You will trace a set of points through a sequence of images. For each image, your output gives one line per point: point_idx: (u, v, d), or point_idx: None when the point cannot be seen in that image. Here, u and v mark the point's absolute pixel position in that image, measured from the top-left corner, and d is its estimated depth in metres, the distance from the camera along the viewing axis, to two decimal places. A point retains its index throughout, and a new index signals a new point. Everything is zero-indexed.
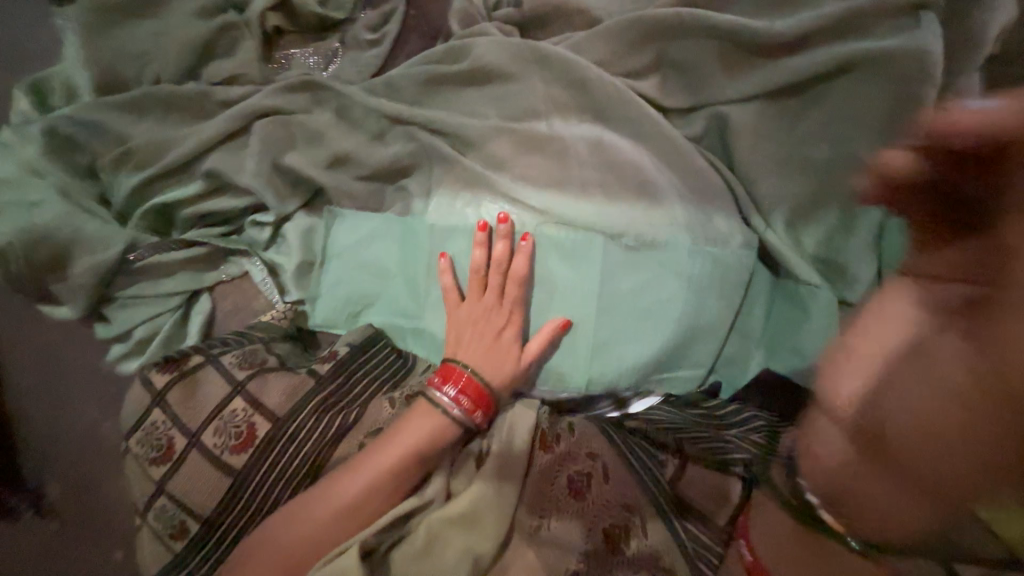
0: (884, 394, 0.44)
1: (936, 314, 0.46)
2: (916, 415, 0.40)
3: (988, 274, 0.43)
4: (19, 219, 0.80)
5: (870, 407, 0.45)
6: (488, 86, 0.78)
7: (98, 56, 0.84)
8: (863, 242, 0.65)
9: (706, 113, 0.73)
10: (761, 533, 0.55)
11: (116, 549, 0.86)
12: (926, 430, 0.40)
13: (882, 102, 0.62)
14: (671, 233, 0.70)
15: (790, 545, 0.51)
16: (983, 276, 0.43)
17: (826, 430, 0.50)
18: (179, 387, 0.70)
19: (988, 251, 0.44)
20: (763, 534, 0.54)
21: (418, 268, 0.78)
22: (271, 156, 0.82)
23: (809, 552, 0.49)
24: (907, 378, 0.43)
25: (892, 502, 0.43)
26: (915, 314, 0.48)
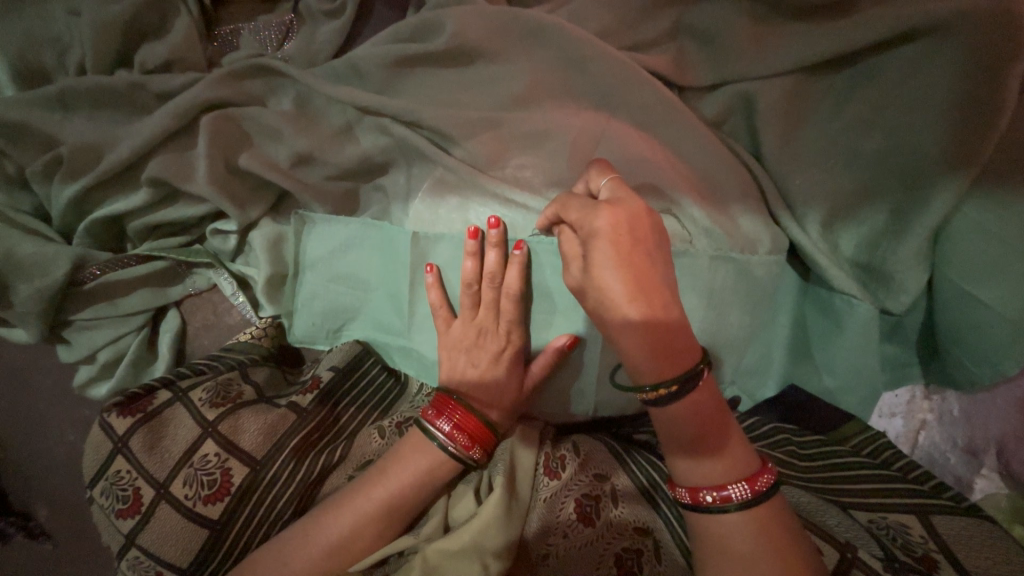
0: (659, 322, 0.50)
1: (631, 280, 0.50)
2: (658, 327, 0.50)
3: (625, 242, 0.51)
4: None
5: (676, 324, 0.51)
6: (468, 67, 0.66)
7: (6, 44, 0.71)
8: (914, 248, 0.56)
9: (727, 93, 0.62)
10: (695, 478, 0.50)
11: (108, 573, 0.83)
12: (674, 333, 0.50)
13: (950, 79, 0.52)
14: (688, 240, 0.61)
15: (707, 470, 0.50)
16: (625, 237, 0.51)
17: (693, 357, 0.51)
18: (142, 430, 0.60)
19: (625, 227, 0.51)
20: (685, 458, 0.51)
21: (400, 282, 0.69)
22: (225, 158, 0.72)
23: (713, 428, 0.50)
24: (640, 311, 0.50)
25: (657, 373, 0.50)
26: (632, 282, 0.50)
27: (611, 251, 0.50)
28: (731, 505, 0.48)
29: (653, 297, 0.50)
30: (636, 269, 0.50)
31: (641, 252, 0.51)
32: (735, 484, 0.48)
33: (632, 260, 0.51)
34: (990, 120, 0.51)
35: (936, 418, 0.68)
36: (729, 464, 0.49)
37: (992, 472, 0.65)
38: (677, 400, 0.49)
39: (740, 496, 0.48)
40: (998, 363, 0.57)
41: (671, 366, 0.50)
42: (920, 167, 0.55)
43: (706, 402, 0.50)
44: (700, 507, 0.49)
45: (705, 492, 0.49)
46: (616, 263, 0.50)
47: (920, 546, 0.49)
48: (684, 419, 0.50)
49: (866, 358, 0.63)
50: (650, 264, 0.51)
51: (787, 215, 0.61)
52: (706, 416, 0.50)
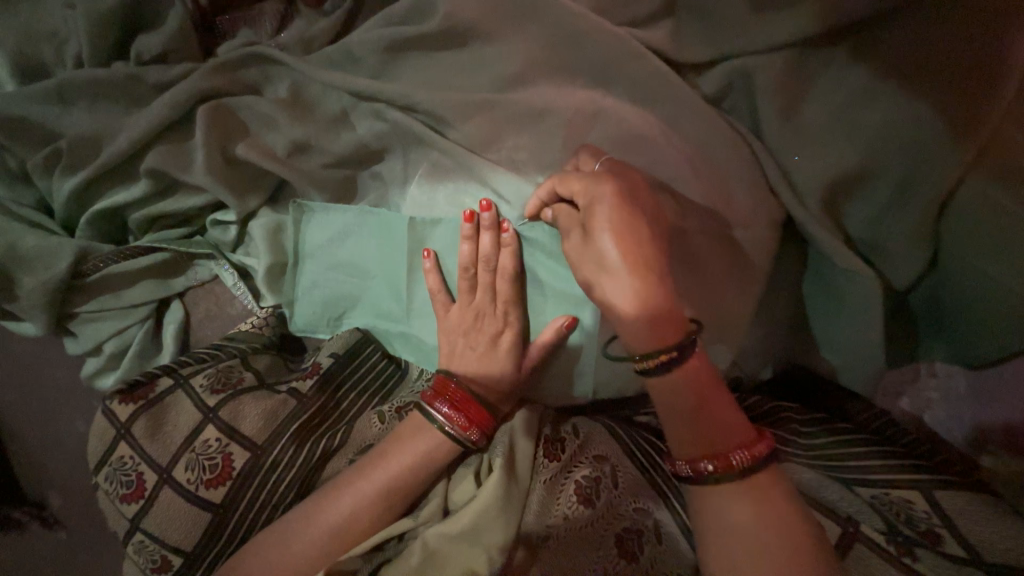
0: (656, 288, 0.50)
1: (630, 245, 0.51)
2: (657, 294, 0.50)
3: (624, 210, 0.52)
4: None
5: (672, 292, 0.51)
6: (461, 47, 0.65)
7: (6, 40, 0.72)
8: (913, 224, 0.56)
9: (725, 70, 0.61)
10: (694, 448, 0.50)
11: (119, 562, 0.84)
12: (670, 302, 0.51)
13: (953, 48, 0.51)
14: (684, 222, 0.60)
15: (706, 439, 0.49)
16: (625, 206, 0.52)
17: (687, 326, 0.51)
18: (144, 416, 0.61)
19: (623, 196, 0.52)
20: (685, 431, 0.50)
21: (398, 269, 0.69)
22: (222, 147, 0.72)
23: (710, 396, 0.50)
24: (638, 277, 0.50)
25: (654, 340, 0.50)
26: (630, 247, 0.51)
27: (611, 215, 0.51)
28: (733, 474, 0.48)
29: (650, 263, 0.51)
30: (635, 235, 0.51)
31: (639, 221, 0.52)
32: (737, 453, 0.48)
33: (631, 227, 0.51)
34: (993, 89, 0.50)
35: (942, 396, 0.67)
36: (728, 432, 0.49)
37: (998, 449, 0.63)
38: (676, 367, 0.49)
39: (742, 463, 0.48)
40: (1002, 339, 0.57)
41: (668, 333, 0.50)
42: (925, 136, 0.53)
43: (702, 370, 0.50)
44: (700, 478, 0.49)
45: (706, 462, 0.49)
46: (616, 227, 0.51)
47: (923, 521, 0.49)
48: (684, 388, 0.49)
49: (874, 339, 0.61)
50: (647, 234, 0.52)
51: (787, 191, 0.60)
52: (704, 384, 0.50)
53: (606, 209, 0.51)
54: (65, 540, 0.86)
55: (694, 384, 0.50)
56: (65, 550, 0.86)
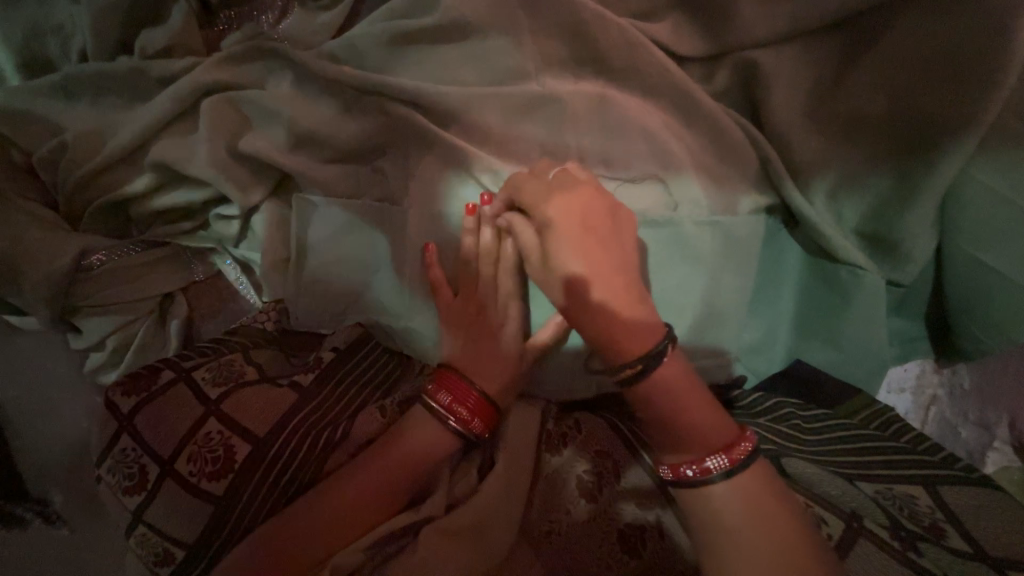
0: (618, 304, 0.51)
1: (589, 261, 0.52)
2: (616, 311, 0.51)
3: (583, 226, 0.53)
4: None
5: (636, 306, 0.52)
6: (463, 40, 0.64)
7: (16, 35, 0.73)
8: (919, 214, 0.56)
9: (729, 65, 0.61)
10: (668, 454, 0.50)
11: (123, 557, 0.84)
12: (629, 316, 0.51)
13: (951, 42, 0.51)
14: (665, 211, 0.61)
15: (679, 445, 0.50)
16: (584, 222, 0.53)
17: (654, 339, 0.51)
18: (148, 408, 0.61)
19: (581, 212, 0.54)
20: (661, 438, 0.51)
21: (399, 262, 0.69)
22: (226, 140, 0.72)
23: (684, 402, 0.50)
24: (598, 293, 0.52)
25: (623, 353, 0.51)
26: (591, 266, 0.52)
27: (570, 233, 0.53)
28: (710, 477, 0.48)
29: (609, 278, 0.52)
30: (592, 250, 0.53)
31: (594, 237, 0.53)
32: (713, 457, 0.48)
33: (586, 241, 0.53)
34: (989, 81, 0.50)
35: (947, 393, 0.66)
36: (702, 437, 0.49)
37: (1005, 445, 0.63)
38: (646, 377, 0.50)
39: (719, 468, 0.47)
40: (1006, 332, 0.56)
41: (633, 343, 0.50)
42: (924, 122, 0.53)
43: (674, 376, 0.50)
44: (683, 481, 0.49)
45: (685, 466, 0.49)
46: (572, 247, 0.52)
47: (927, 516, 0.49)
48: (653, 396, 0.50)
49: (870, 332, 0.61)
50: (603, 247, 0.53)
51: (792, 183, 0.60)
52: (677, 392, 0.50)
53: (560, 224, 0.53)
54: (68, 535, 0.85)
55: (662, 397, 0.50)
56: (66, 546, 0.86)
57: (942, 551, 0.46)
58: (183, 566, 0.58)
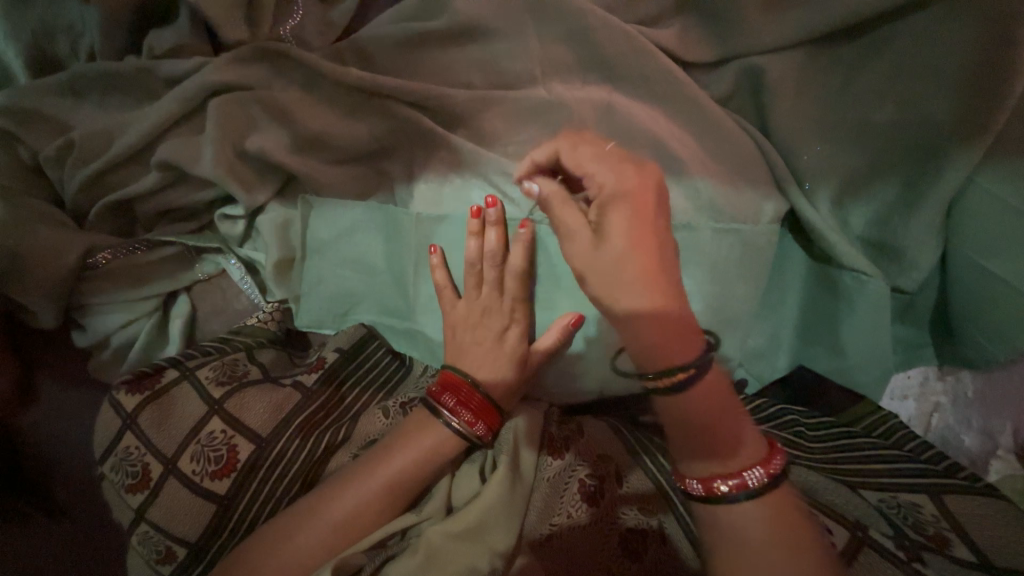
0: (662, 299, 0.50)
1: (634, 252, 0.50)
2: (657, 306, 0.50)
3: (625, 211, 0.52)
4: None
5: (680, 305, 0.51)
6: (472, 43, 0.65)
7: (24, 33, 0.73)
8: (926, 220, 0.56)
9: (735, 68, 0.61)
10: (702, 470, 0.49)
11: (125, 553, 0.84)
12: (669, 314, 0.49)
13: (961, 50, 0.51)
14: (691, 215, 0.60)
15: (714, 459, 0.48)
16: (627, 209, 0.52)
17: (696, 343, 0.49)
18: (151, 407, 0.61)
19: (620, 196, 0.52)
20: (696, 451, 0.49)
21: (404, 264, 0.70)
22: (232, 141, 0.72)
23: (722, 413, 0.49)
24: (639, 282, 0.50)
25: (661, 360, 0.49)
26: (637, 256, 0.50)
27: (610, 227, 0.51)
28: (747, 494, 0.46)
29: (656, 274, 0.50)
30: (640, 241, 0.51)
31: (647, 229, 0.52)
32: (749, 471, 0.47)
33: (639, 232, 0.51)
34: (999, 89, 0.50)
35: (951, 400, 0.65)
36: (739, 450, 0.48)
37: (1008, 454, 0.61)
38: (687, 387, 0.48)
39: (757, 482, 0.46)
40: (1010, 340, 0.56)
41: (677, 352, 0.49)
42: (934, 130, 0.53)
43: (715, 389, 0.49)
44: (713, 496, 0.47)
45: (720, 481, 0.47)
46: (620, 233, 0.51)
47: (932, 525, 0.48)
48: (693, 409, 0.48)
49: (877, 340, 0.61)
50: (654, 240, 0.52)
51: (796, 188, 0.60)
52: (716, 403, 0.49)
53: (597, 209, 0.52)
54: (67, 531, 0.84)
55: (704, 407, 0.48)
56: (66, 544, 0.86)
57: (953, 563, 0.45)
58: (183, 566, 0.58)
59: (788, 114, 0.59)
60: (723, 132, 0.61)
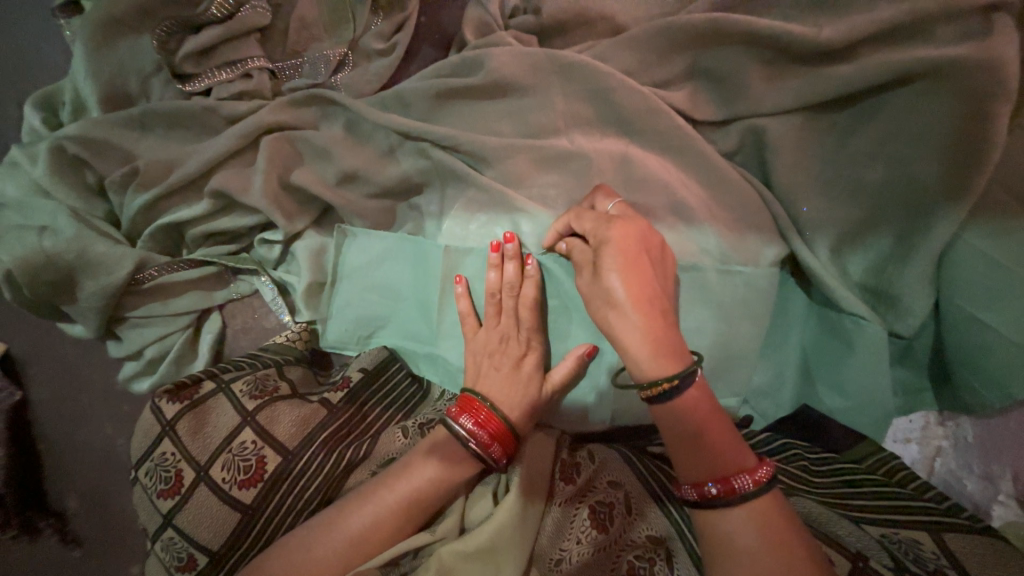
0: (656, 327, 0.55)
1: (633, 285, 0.56)
2: (651, 330, 0.55)
3: (629, 246, 0.57)
4: (27, 243, 0.78)
5: (672, 329, 0.56)
6: (504, 98, 0.72)
7: (101, 72, 0.81)
8: (918, 271, 0.60)
9: (741, 127, 0.67)
10: (693, 475, 0.53)
11: (128, 559, 0.92)
12: (661, 336, 0.55)
13: (947, 120, 0.56)
14: (698, 257, 0.66)
15: (702, 463, 0.52)
16: (630, 244, 0.58)
17: (686, 358, 0.54)
18: (190, 414, 0.65)
19: (627, 233, 0.58)
20: (688, 456, 0.53)
21: (429, 291, 0.75)
22: (279, 174, 0.80)
23: (711, 423, 0.53)
24: (637, 308, 0.55)
25: (657, 370, 0.53)
26: (635, 292, 0.56)
27: (619, 258, 0.57)
28: (734, 498, 0.50)
29: (652, 302, 0.56)
30: (637, 274, 0.57)
31: (644, 264, 0.58)
32: (737, 477, 0.50)
33: (637, 267, 0.57)
34: (979, 156, 0.55)
35: (952, 444, 0.67)
36: (726, 457, 0.52)
37: (1010, 499, 0.62)
38: (678, 396, 0.52)
39: (744, 487, 0.50)
40: (1005, 386, 0.58)
41: (669, 364, 0.53)
42: (920, 188, 0.59)
43: (703, 398, 0.53)
44: (705, 501, 0.51)
45: (710, 485, 0.51)
46: (621, 268, 0.56)
47: (933, 561, 0.48)
48: (682, 416, 0.53)
49: (877, 383, 0.64)
50: (650, 275, 0.57)
51: (796, 236, 0.65)
52: (704, 414, 0.53)
53: (600, 243, 0.58)
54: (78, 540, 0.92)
55: (692, 416, 0.53)
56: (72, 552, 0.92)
57: None
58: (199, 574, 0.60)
59: (790, 170, 0.65)
60: (727, 184, 0.67)
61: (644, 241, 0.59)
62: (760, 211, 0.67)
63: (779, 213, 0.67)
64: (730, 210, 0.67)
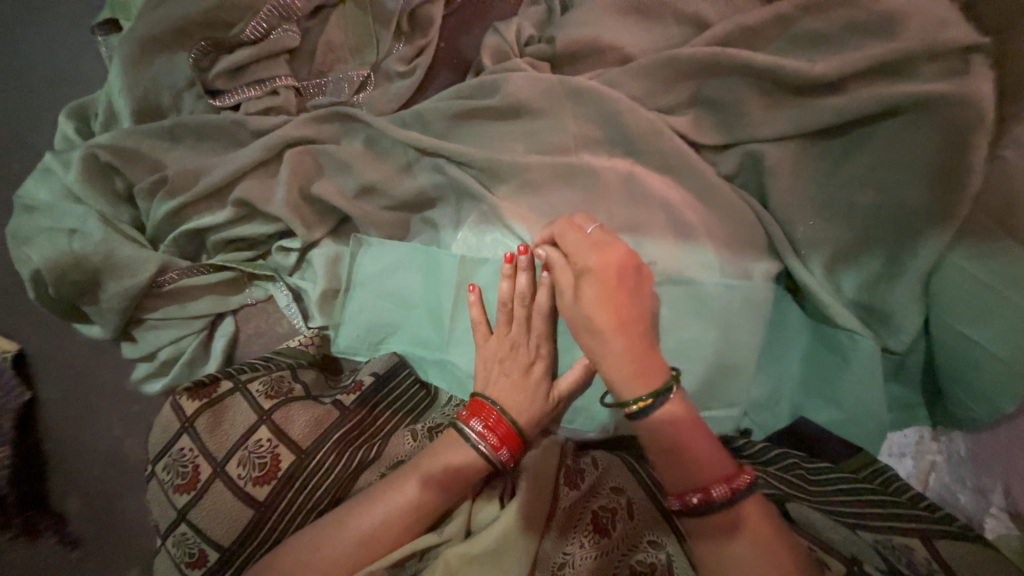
0: (634, 348, 0.58)
1: (613, 309, 0.59)
2: (627, 352, 0.57)
3: (608, 273, 0.60)
4: (56, 245, 0.81)
5: (650, 349, 0.58)
6: (517, 119, 0.77)
7: (137, 86, 0.86)
8: (908, 289, 0.63)
9: (740, 152, 0.71)
10: (675, 483, 0.55)
11: (128, 563, 0.92)
12: (638, 357, 0.57)
13: (932, 149, 0.60)
14: (697, 273, 0.69)
15: (682, 472, 0.54)
16: (608, 271, 0.60)
17: (661, 376, 0.56)
18: (209, 412, 0.67)
19: (608, 259, 0.61)
20: (668, 467, 0.55)
21: (441, 299, 0.78)
22: (301, 185, 0.84)
23: (690, 435, 0.55)
24: (614, 331, 0.58)
25: (634, 390, 0.56)
26: (614, 317, 0.59)
27: (597, 285, 0.60)
28: (714, 505, 0.52)
29: (630, 324, 0.59)
30: (615, 299, 0.59)
31: (622, 288, 0.60)
32: (715, 486, 0.52)
33: (615, 292, 0.60)
34: (963, 182, 0.59)
35: (946, 459, 0.70)
36: (705, 466, 0.53)
37: (1002, 512, 0.63)
38: (653, 413, 0.55)
39: (722, 496, 0.51)
40: (993, 400, 0.61)
41: (646, 383, 0.56)
42: (907, 211, 0.62)
43: (681, 412, 0.55)
44: (689, 510, 0.53)
45: (691, 494, 0.53)
46: (600, 294, 0.59)
47: (924, 567, 0.50)
48: (661, 429, 0.55)
49: (872, 397, 0.67)
50: (629, 299, 0.60)
51: (792, 254, 0.69)
52: (683, 427, 0.55)
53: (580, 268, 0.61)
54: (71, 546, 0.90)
55: (671, 428, 0.55)
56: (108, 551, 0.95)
57: None
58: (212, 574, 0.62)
59: (787, 192, 0.69)
60: (726, 204, 0.71)
61: (625, 266, 0.62)
62: (755, 231, 0.71)
63: (777, 233, 0.70)
64: (730, 228, 0.71)
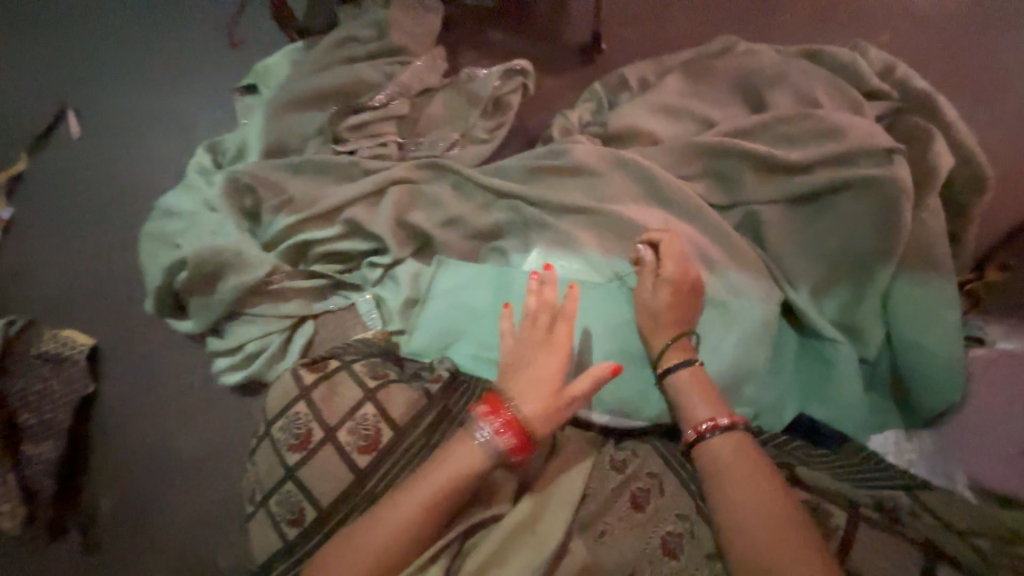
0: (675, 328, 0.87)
1: (677, 301, 0.87)
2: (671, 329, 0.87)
3: (681, 276, 0.88)
4: (206, 239, 1.02)
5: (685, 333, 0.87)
6: (577, 175, 1.02)
7: (279, 131, 1.11)
8: (872, 308, 0.87)
9: (742, 210, 0.97)
10: (691, 417, 0.79)
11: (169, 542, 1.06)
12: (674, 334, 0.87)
13: (878, 212, 0.87)
14: (716, 293, 0.91)
15: (697, 410, 0.79)
16: (681, 275, 0.88)
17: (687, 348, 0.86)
18: (324, 384, 0.80)
19: (681, 268, 0.88)
20: (686, 405, 0.80)
21: (512, 308, 0.96)
22: (398, 213, 1.05)
23: (705, 386, 0.81)
24: (669, 315, 0.87)
25: (669, 352, 0.86)
26: (671, 305, 0.87)
27: (670, 286, 0.87)
28: (719, 429, 0.75)
29: (680, 314, 0.87)
30: (680, 295, 0.87)
31: (686, 290, 0.88)
32: (722, 416, 0.76)
33: (682, 291, 0.87)
34: (899, 234, 0.86)
35: (920, 455, 0.84)
36: (712, 405, 0.78)
37: (966, 488, 0.78)
38: (681, 366, 0.83)
39: (727, 422, 0.75)
40: (941, 391, 0.82)
41: (677, 350, 0.85)
42: (861, 252, 0.88)
43: (701, 373, 0.83)
44: (700, 436, 0.76)
45: (702, 423, 0.77)
46: (671, 290, 0.87)
47: (907, 505, 0.70)
48: (683, 379, 0.82)
49: (855, 394, 0.86)
50: (688, 299, 0.88)
51: (785, 284, 0.91)
52: (700, 380, 0.82)
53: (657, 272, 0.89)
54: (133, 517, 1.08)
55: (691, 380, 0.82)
56: (199, 524, 1.07)
57: (921, 522, 0.67)
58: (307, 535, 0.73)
59: (777, 239, 0.94)
60: (735, 246, 0.93)
61: (691, 276, 0.89)
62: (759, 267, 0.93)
63: (773, 269, 0.93)
64: (738, 264, 0.93)
